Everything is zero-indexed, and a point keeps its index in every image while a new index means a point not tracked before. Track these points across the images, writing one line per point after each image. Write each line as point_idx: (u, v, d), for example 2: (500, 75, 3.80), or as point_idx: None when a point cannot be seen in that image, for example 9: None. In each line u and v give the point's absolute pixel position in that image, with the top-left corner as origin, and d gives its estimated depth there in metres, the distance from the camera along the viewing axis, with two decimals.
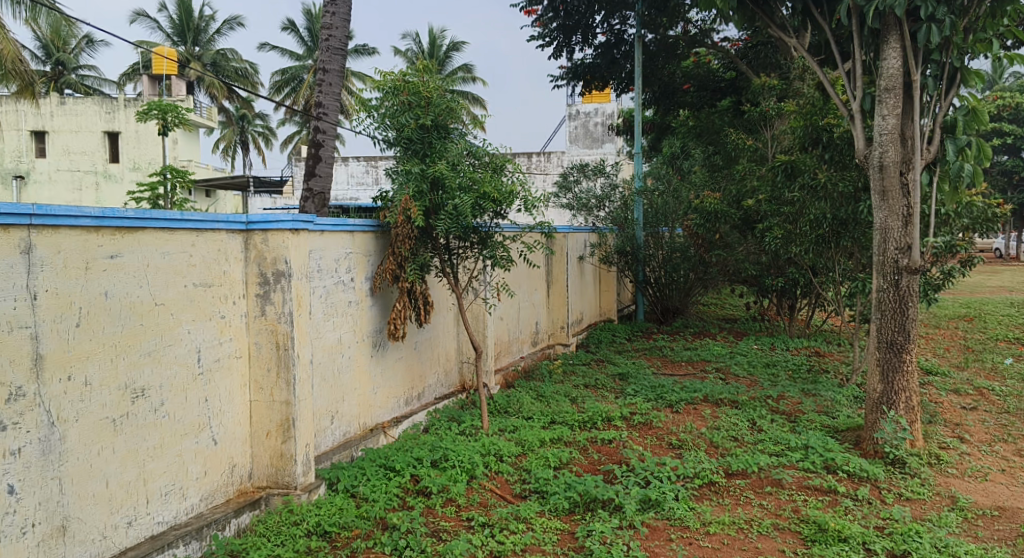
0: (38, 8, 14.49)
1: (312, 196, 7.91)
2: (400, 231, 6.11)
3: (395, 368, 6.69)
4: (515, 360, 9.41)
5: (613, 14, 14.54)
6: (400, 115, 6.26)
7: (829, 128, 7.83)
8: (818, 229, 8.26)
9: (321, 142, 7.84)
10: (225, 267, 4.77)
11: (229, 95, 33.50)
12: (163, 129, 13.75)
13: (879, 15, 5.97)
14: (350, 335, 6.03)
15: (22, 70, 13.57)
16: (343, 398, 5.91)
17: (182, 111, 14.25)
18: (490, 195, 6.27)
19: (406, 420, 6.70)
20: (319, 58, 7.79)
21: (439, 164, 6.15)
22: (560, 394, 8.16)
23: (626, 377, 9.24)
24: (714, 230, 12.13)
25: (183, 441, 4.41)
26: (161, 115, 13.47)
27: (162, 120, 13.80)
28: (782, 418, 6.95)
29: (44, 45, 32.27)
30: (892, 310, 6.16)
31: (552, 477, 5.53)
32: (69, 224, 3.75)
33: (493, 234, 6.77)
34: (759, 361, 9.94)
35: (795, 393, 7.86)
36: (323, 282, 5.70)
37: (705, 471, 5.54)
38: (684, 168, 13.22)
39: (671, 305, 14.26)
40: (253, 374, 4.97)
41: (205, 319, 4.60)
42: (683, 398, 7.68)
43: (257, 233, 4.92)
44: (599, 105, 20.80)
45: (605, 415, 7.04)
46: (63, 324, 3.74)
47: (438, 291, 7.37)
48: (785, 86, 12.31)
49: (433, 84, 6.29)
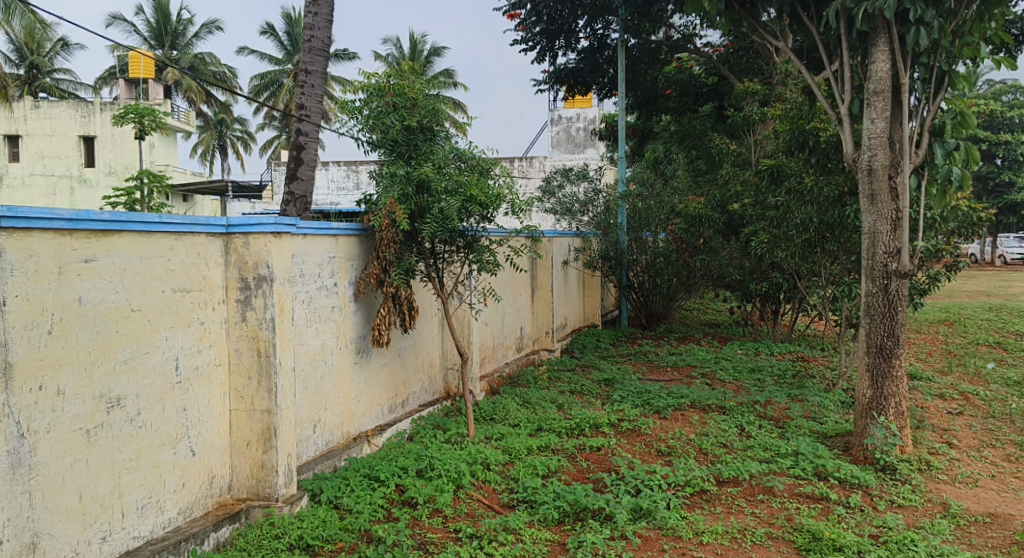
0: (11, 8, 14.26)
1: (294, 200, 7.74)
2: (386, 235, 6.00)
3: (378, 375, 6.55)
4: (499, 366, 9.29)
5: (595, 19, 14.50)
6: (385, 117, 6.12)
7: (816, 132, 7.78)
8: (804, 234, 8.23)
9: (303, 145, 7.70)
10: (204, 271, 4.61)
11: (207, 99, 33.17)
12: (140, 133, 13.52)
13: (868, 18, 5.94)
14: (333, 341, 5.89)
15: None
16: (326, 407, 5.77)
17: (159, 115, 13.99)
18: (477, 198, 6.17)
19: (391, 428, 6.56)
20: (301, 59, 7.63)
21: (425, 166, 6.04)
22: (546, 400, 8.06)
23: (612, 383, 9.14)
24: (699, 234, 12.10)
25: (160, 452, 4.25)
26: (138, 118, 13.26)
27: (139, 124, 13.58)
28: (771, 424, 6.89)
29: (17, 48, 31.77)
30: (881, 315, 6.13)
31: (540, 486, 5.43)
32: (41, 227, 3.59)
33: (480, 238, 6.67)
34: (744, 366, 9.90)
35: (782, 399, 7.79)
36: (306, 287, 5.56)
37: (696, 478, 5.44)
38: (668, 172, 13.20)
39: (654, 310, 14.22)
40: (233, 383, 4.82)
41: (183, 326, 4.44)
42: (670, 403, 7.60)
43: (238, 236, 4.77)
44: (581, 110, 20.77)
45: (593, 421, 6.93)
46: (34, 331, 3.57)
47: (423, 296, 7.24)
48: (767, 91, 12.27)
49: (418, 86, 6.18)
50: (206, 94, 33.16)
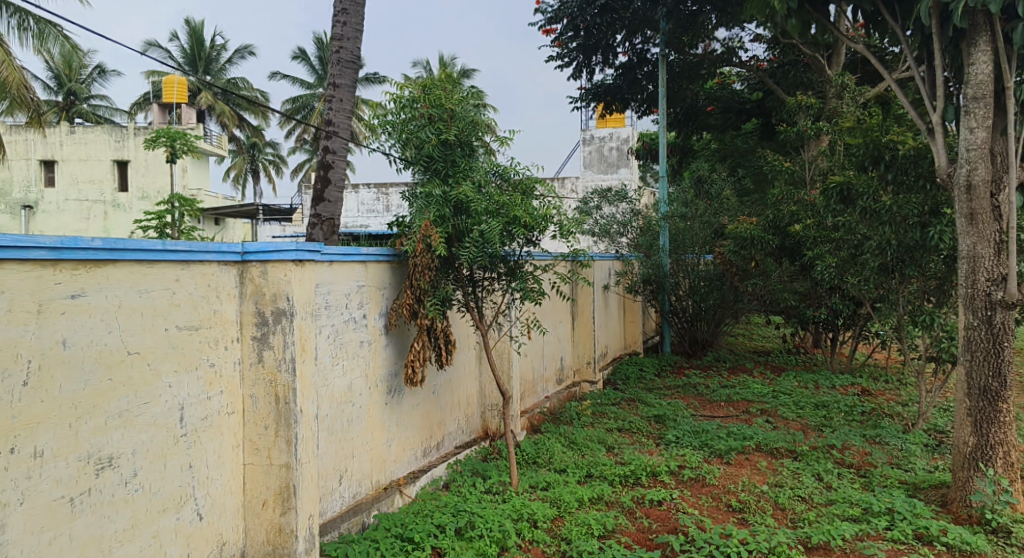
0: (44, 33, 13.36)
1: (320, 222, 7.16)
2: (420, 261, 5.38)
3: (411, 417, 5.91)
4: (540, 401, 8.64)
5: (634, 33, 13.90)
6: (420, 131, 5.53)
7: (892, 146, 7.02)
8: (879, 258, 7.52)
9: (331, 164, 7.14)
10: (215, 305, 4.01)
11: (239, 123, 33.23)
12: (171, 156, 13.15)
13: (966, 13, 5.26)
14: (362, 381, 5.27)
15: (30, 100, 13.01)
16: (353, 455, 5.14)
17: (191, 138, 13.67)
18: (521, 220, 5.56)
19: (425, 476, 5.91)
20: (329, 72, 7.10)
21: (463, 185, 5.45)
22: (594, 440, 7.35)
23: (663, 420, 8.39)
24: (750, 257, 11.43)
25: (160, 519, 3.64)
26: (169, 142, 12.90)
27: (170, 147, 13.22)
28: (852, 474, 6.19)
29: (55, 76, 32.02)
30: (985, 351, 5.34)
31: (597, 550, 4.74)
32: (17, 258, 3.03)
33: (523, 264, 6.05)
34: (807, 401, 9.11)
35: (860, 442, 7.02)
36: (332, 321, 4.95)
37: (781, 545, 4.69)
38: (713, 192, 12.49)
39: (699, 336, 13.35)
40: (248, 433, 4.20)
41: (190, 370, 3.83)
42: (733, 446, 6.88)
43: (254, 265, 4.18)
44: (613, 130, 20.06)
45: (650, 468, 6.20)
46: (7, 383, 3.00)
47: (460, 327, 6.60)
48: (821, 106, 11.55)
49: (456, 97, 5.59)
50: (238, 118, 33.16)
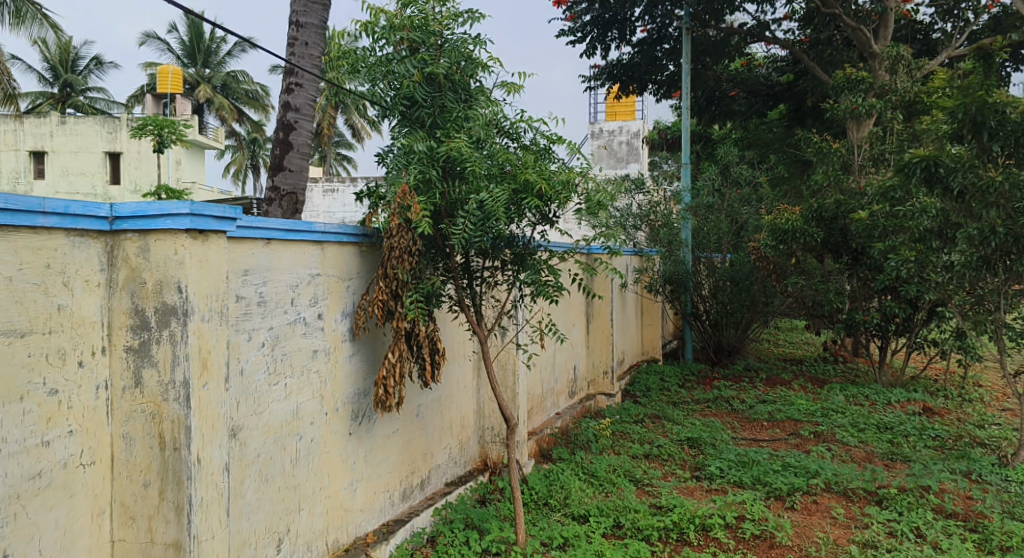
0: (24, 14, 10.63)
1: (279, 196, 5.76)
2: (397, 243, 3.93)
3: (385, 449, 4.46)
4: (549, 419, 7.21)
5: (655, 5, 12.46)
6: (398, 66, 4.08)
7: (999, 108, 5.64)
8: (977, 250, 6.13)
9: (292, 124, 5.70)
10: (59, 299, 2.56)
11: (239, 118, 31.90)
12: (157, 146, 11.81)
13: None
14: (314, 404, 3.83)
15: (9, 92, 11.38)
16: (299, 509, 3.70)
17: (181, 126, 12.42)
18: (535, 187, 4.10)
19: (403, 528, 4.47)
20: (292, 9, 5.64)
21: (457, 138, 4.00)
22: (617, 473, 5.89)
23: (699, 445, 6.93)
24: (790, 252, 10.00)
25: None
26: (156, 131, 11.61)
27: (157, 137, 11.91)
28: (964, 530, 4.76)
29: (51, 67, 30.61)
30: None
31: None
32: None
33: (534, 249, 4.60)
34: (870, 423, 7.64)
35: (964, 483, 5.54)
36: (268, 323, 3.51)
37: None
38: (744, 179, 11.06)
39: (725, 343, 11.85)
40: (120, 492, 2.77)
41: (8, 402, 2.40)
42: (794, 485, 5.49)
43: (129, 237, 2.74)
44: (624, 122, 18.41)
45: (698, 520, 4.77)
46: None
47: (452, 333, 5.16)
48: (874, 81, 10.08)
49: (445, 18, 4.13)
50: (237, 112, 31.76)
